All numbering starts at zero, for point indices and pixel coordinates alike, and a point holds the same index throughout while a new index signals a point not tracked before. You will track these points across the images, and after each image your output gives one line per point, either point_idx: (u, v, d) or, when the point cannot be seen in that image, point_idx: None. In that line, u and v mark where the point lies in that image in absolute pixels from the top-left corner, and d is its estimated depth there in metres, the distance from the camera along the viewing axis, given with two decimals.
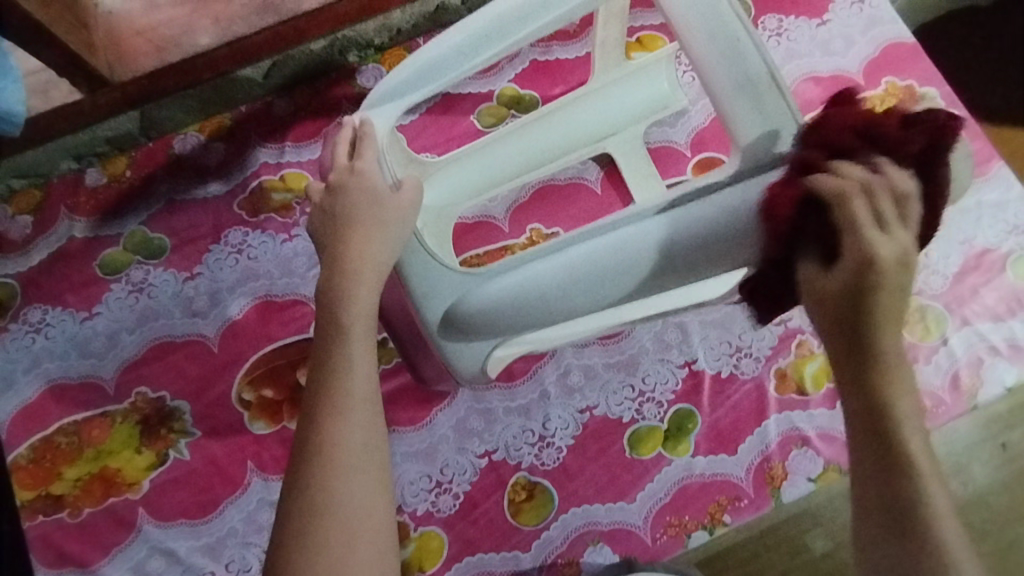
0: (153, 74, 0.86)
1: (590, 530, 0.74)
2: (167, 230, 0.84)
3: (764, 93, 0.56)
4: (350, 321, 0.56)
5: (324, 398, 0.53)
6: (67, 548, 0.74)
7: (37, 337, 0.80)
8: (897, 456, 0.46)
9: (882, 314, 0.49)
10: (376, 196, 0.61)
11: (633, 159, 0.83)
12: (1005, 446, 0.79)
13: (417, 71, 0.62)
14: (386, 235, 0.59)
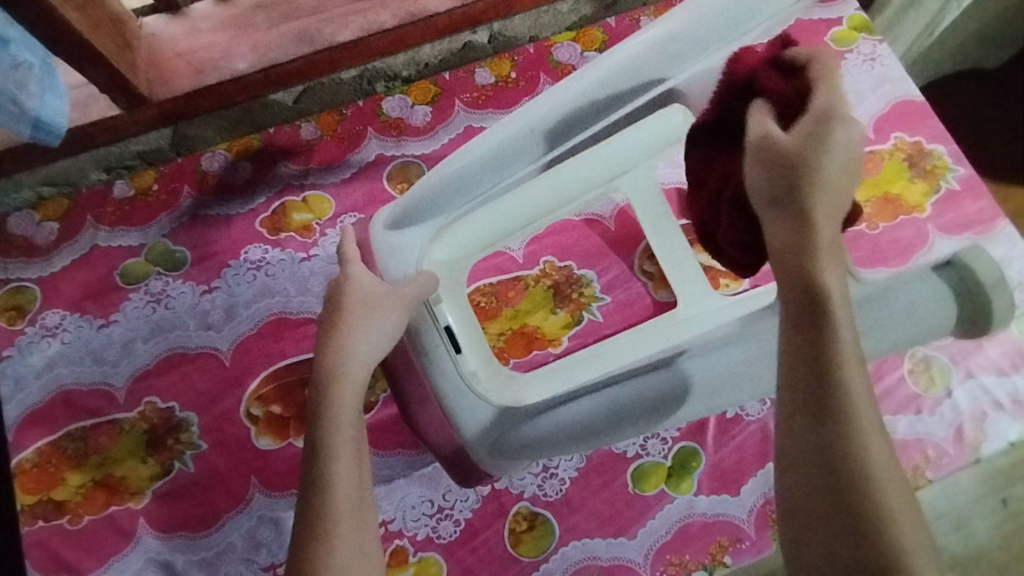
0: (190, 96, 0.84)
1: (590, 565, 0.74)
2: (188, 244, 0.86)
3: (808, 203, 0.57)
4: (334, 421, 0.58)
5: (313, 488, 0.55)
6: (63, 555, 0.74)
7: (54, 341, 0.82)
8: (852, 467, 0.43)
9: (831, 306, 0.48)
10: (365, 294, 0.65)
11: None
12: (1006, 502, 0.80)
13: (450, 184, 0.69)
14: (370, 332, 0.63)
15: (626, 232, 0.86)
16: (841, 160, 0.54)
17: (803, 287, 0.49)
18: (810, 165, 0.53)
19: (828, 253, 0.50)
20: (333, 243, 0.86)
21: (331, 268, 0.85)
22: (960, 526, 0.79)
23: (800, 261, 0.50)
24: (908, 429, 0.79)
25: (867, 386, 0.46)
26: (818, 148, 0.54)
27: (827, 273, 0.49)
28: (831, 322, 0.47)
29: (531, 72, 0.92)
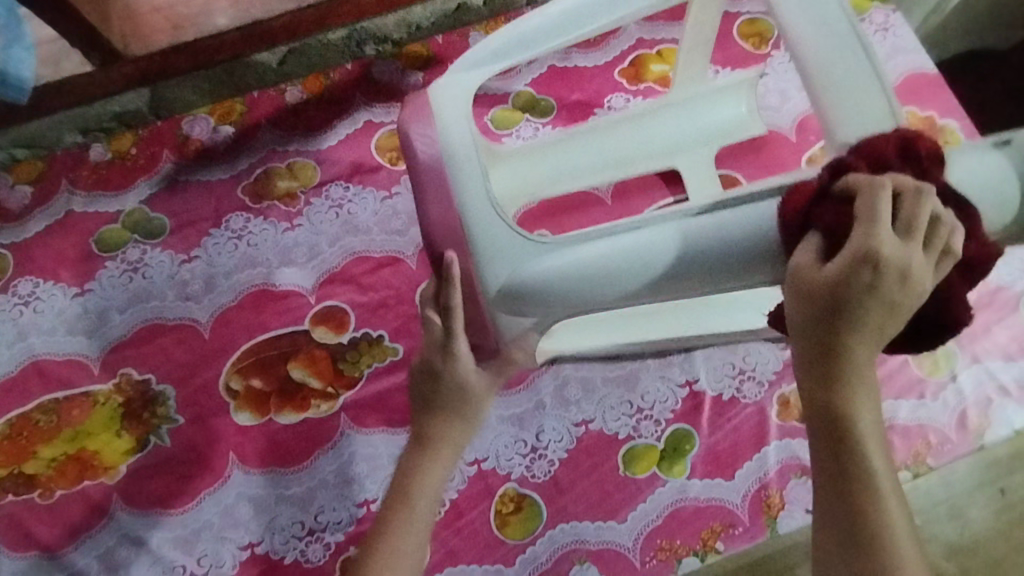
0: (167, 52, 0.87)
1: (577, 548, 0.71)
2: (167, 211, 0.82)
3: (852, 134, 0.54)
4: (416, 501, 0.62)
5: (399, 499, 0.63)
6: (35, 530, 0.71)
7: (26, 310, 0.78)
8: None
9: (856, 442, 0.46)
10: (467, 386, 0.63)
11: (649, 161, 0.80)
12: (1004, 491, 0.77)
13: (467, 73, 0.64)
14: (467, 424, 0.65)
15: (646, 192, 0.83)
16: (880, 317, 0.44)
17: (836, 441, 0.47)
18: (846, 316, 0.44)
19: (863, 384, 0.46)
20: (317, 213, 0.82)
21: (315, 239, 0.81)
22: (955, 515, 0.77)
23: (833, 406, 0.46)
24: (910, 414, 0.76)
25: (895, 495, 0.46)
26: (858, 290, 0.44)
27: (862, 415, 0.46)
28: (860, 456, 0.46)
29: None
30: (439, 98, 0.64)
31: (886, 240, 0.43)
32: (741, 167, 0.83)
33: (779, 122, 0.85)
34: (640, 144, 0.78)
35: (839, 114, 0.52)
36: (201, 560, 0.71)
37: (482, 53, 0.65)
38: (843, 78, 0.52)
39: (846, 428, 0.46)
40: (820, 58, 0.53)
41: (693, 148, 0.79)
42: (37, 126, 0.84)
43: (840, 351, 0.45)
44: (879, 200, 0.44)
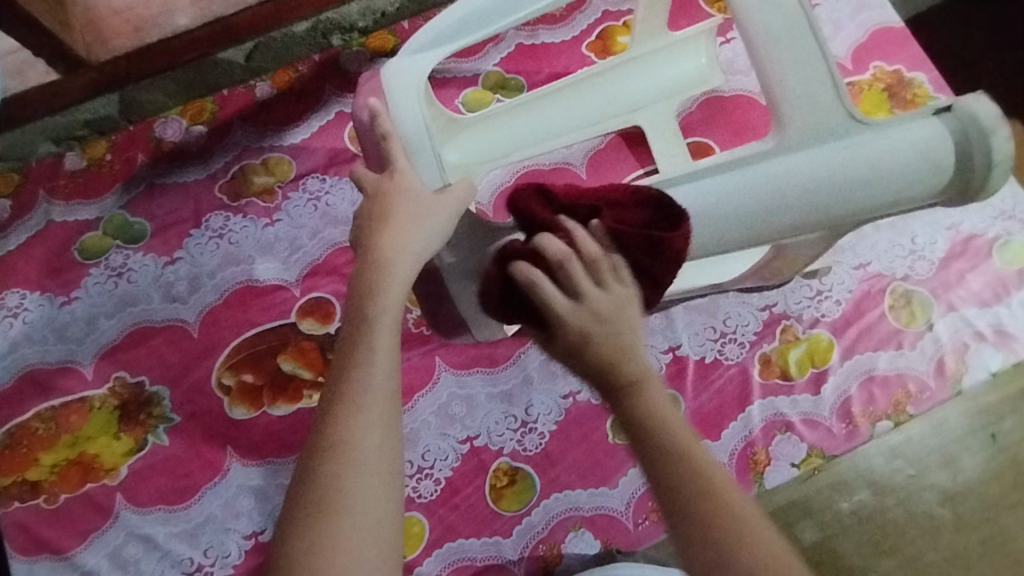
0: (130, 56, 0.87)
1: (572, 516, 0.73)
2: (147, 215, 0.83)
3: (804, 66, 0.58)
4: (376, 317, 0.54)
5: (329, 454, 0.50)
6: (43, 535, 0.73)
7: (15, 322, 0.79)
8: (720, 505, 0.47)
9: (677, 458, 0.48)
10: (415, 194, 0.59)
11: (611, 122, 0.80)
12: (994, 437, 0.78)
13: (431, 39, 0.65)
14: (423, 227, 0.58)
15: (616, 157, 0.84)
16: (632, 329, 0.52)
17: (672, 473, 0.48)
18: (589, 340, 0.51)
19: (659, 399, 0.51)
20: (295, 207, 0.83)
21: (296, 233, 0.82)
22: (949, 462, 0.78)
23: (636, 416, 0.50)
24: (889, 364, 0.78)
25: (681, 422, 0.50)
26: (600, 334, 0.51)
27: (649, 399, 0.51)
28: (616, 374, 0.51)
29: None
30: (396, 73, 0.64)
31: (598, 297, 0.52)
32: (713, 134, 0.84)
33: (748, 86, 0.86)
34: (600, 102, 0.79)
35: (784, 75, 0.58)
36: (208, 552, 0.73)
37: (439, 29, 0.64)
38: (790, 56, 0.58)
39: (667, 437, 0.49)
40: (770, 36, 0.58)
41: (652, 105, 0.81)
42: (9, 139, 0.84)
43: (616, 360, 0.51)
44: (579, 269, 0.53)
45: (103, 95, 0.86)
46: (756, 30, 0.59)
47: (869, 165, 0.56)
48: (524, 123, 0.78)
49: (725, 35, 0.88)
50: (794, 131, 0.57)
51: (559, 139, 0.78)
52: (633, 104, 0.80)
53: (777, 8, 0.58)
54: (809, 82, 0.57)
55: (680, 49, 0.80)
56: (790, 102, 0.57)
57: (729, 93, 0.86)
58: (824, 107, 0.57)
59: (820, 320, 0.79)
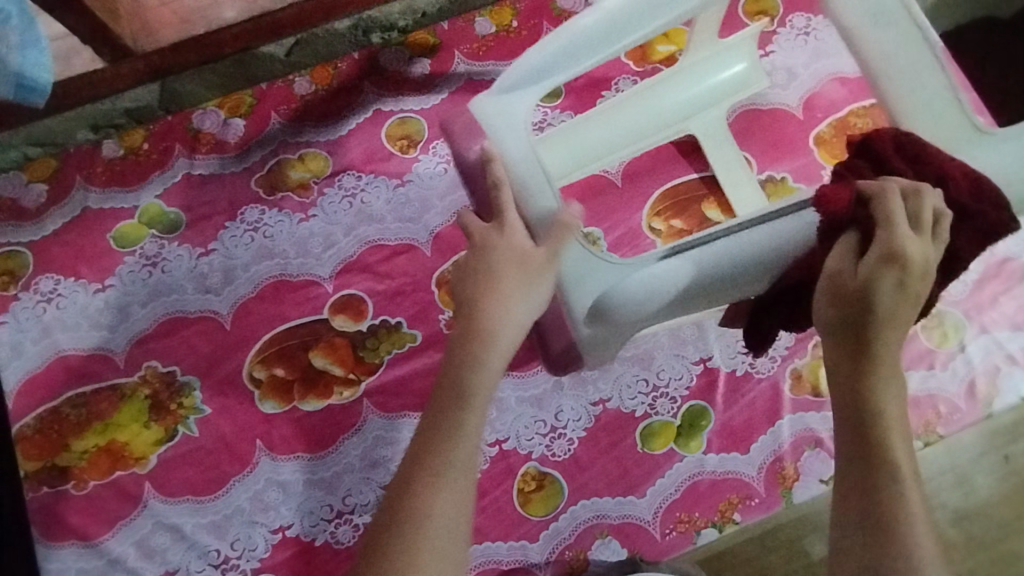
0: (176, 46, 0.87)
1: (599, 523, 0.74)
2: (182, 205, 0.83)
3: (922, 76, 0.62)
4: (474, 393, 0.57)
5: (421, 492, 0.53)
6: (72, 521, 0.73)
7: (49, 307, 0.80)
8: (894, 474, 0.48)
9: (887, 422, 0.50)
10: (522, 257, 0.60)
11: (663, 135, 0.81)
12: (1007, 458, 0.80)
13: (524, 74, 0.65)
14: (529, 299, 0.60)
15: (669, 166, 0.84)
16: (922, 263, 0.52)
17: (857, 408, 0.51)
18: (867, 297, 0.52)
19: (890, 376, 0.51)
20: (331, 203, 0.83)
21: (330, 229, 0.82)
22: (961, 482, 0.80)
23: (853, 385, 0.51)
24: (920, 384, 0.78)
25: (897, 403, 0.51)
26: (884, 287, 0.52)
27: (888, 388, 0.50)
28: (871, 353, 0.51)
29: (533, 20, 0.90)
30: (491, 113, 0.65)
31: (914, 248, 0.52)
32: (750, 147, 0.85)
33: (786, 100, 0.86)
34: (648, 115, 0.80)
35: (901, 91, 0.62)
36: (235, 545, 0.73)
37: (529, 68, 0.65)
38: (903, 71, 0.62)
39: (877, 404, 0.50)
40: (885, 56, 0.63)
41: (702, 114, 0.81)
42: (50, 125, 0.85)
43: (869, 334, 0.51)
44: (892, 208, 0.54)
45: (144, 85, 0.87)
46: (874, 52, 0.63)
47: (996, 169, 0.60)
48: (587, 135, 0.78)
49: (765, 48, 0.88)
50: (922, 139, 0.61)
51: (613, 156, 0.80)
52: (681, 115, 0.81)
53: (890, 26, 0.63)
54: (928, 96, 0.61)
55: (726, 58, 0.80)
56: (912, 118, 0.62)
57: (767, 105, 0.86)
58: (945, 114, 0.61)
59: None
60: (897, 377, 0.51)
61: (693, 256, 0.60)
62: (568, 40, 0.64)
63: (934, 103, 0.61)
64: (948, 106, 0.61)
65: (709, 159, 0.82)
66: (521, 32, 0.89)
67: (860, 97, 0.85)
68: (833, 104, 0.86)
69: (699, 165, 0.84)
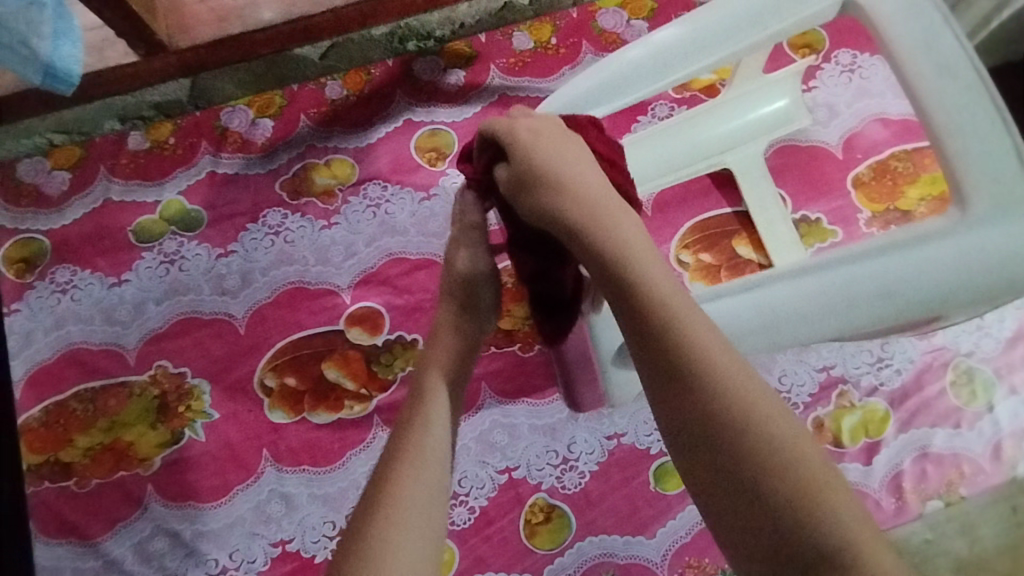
0: (211, 44, 0.84)
1: (605, 562, 0.72)
2: (205, 204, 0.82)
3: (989, 131, 0.55)
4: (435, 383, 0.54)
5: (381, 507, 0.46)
6: (71, 519, 0.72)
7: (63, 298, 0.79)
8: (717, 389, 0.40)
9: (674, 328, 0.43)
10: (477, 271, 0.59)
11: (700, 167, 0.79)
12: (1016, 509, 0.76)
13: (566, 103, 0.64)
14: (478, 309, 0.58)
15: (701, 198, 0.82)
16: (590, 172, 0.52)
17: (644, 325, 0.44)
18: (558, 187, 0.50)
19: (661, 291, 0.44)
20: (354, 212, 0.82)
21: (352, 238, 0.81)
22: (965, 530, 0.75)
23: (642, 306, 0.44)
24: (944, 442, 0.75)
25: (653, 292, 0.44)
26: (570, 174, 0.51)
27: (666, 290, 0.44)
28: (629, 275, 0.45)
29: (572, 38, 0.88)
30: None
31: (580, 171, 0.51)
32: (786, 184, 0.83)
33: (826, 138, 0.84)
34: (688, 147, 0.78)
35: (963, 142, 0.55)
36: (234, 555, 0.72)
37: (571, 98, 0.64)
38: (966, 122, 0.55)
39: (641, 302, 0.44)
40: (951, 107, 0.56)
41: (740, 148, 0.80)
42: (77, 113, 0.85)
43: (620, 261, 0.46)
44: (531, 135, 0.54)
45: (175, 80, 0.86)
46: (933, 97, 0.56)
47: None
48: (629, 162, 0.77)
49: (807, 83, 0.86)
50: (978, 206, 0.55)
51: (643, 186, 0.77)
52: (720, 148, 0.79)
53: (952, 73, 0.56)
54: (991, 153, 0.55)
55: (767, 92, 0.79)
56: (971, 177, 0.55)
57: (806, 143, 0.84)
58: (1008, 177, 0.55)
59: (878, 388, 0.77)
60: (643, 288, 0.45)
61: (742, 303, 0.57)
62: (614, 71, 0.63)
63: (1002, 155, 0.55)
64: (1011, 161, 0.55)
65: (744, 193, 0.80)
66: (560, 49, 0.88)
67: (902, 139, 0.83)
68: (874, 145, 0.83)
69: (733, 199, 0.82)
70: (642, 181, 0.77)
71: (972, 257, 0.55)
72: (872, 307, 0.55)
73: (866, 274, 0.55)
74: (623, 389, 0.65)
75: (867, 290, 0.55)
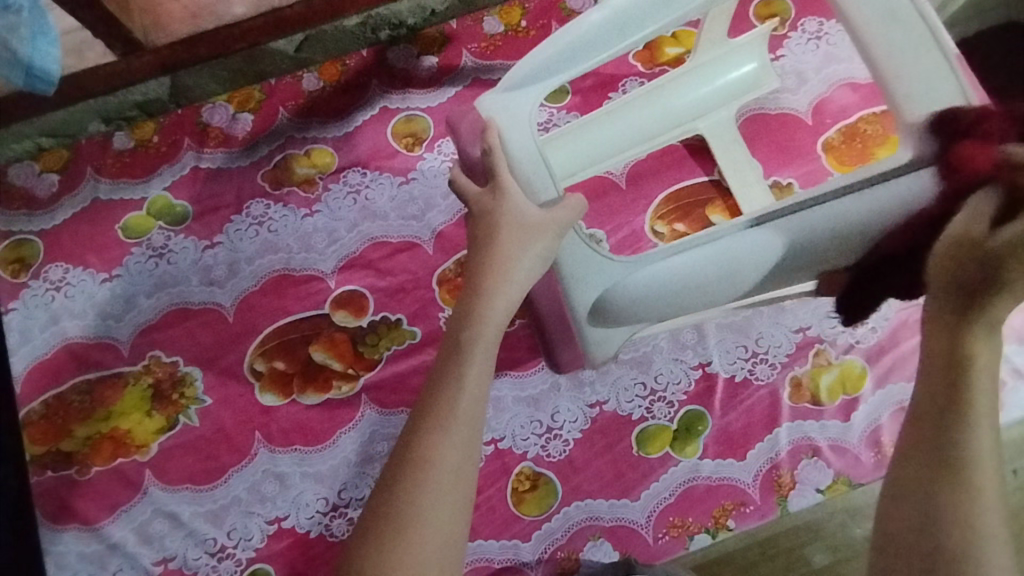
0: (186, 41, 0.87)
1: (591, 525, 0.74)
2: (190, 198, 0.84)
3: (935, 72, 0.58)
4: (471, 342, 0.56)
5: (409, 463, 0.52)
6: (74, 506, 0.75)
7: (58, 295, 0.81)
8: (956, 475, 0.43)
9: (971, 419, 0.44)
10: (519, 216, 0.61)
11: (673, 135, 0.81)
12: (1016, 472, 0.78)
13: (530, 71, 0.65)
14: (514, 263, 0.60)
15: (674, 169, 0.84)
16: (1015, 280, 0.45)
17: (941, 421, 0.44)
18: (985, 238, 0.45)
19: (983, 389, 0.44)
20: (335, 199, 0.84)
21: (334, 224, 0.83)
22: None
23: (958, 436, 0.43)
24: None
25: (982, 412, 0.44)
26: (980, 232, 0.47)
27: (981, 408, 0.44)
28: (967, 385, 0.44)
29: (541, 20, 0.89)
30: (495, 112, 0.65)
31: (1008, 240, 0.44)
32: (759, 152, 0.84)
33: (795, 105, 0.85)
34: (660, 116, 0.79)
35: (907, 88, 0.58)
36: (231, 534, 0.74)
37: (531, 68, 0.65)
38: (909, 65, 0.58)
39: (948, 399, 0.45)
40: (892, 50, 0.59)
41: (712, 113, 0.81)
42: (63, 116, 0.87)
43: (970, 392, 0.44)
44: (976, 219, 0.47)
45: (153, 79, 0.88)
46: (876, 42, 0.60)
47: None
48: (601, 135, 0.78)
49: (775, 52, 0.88)
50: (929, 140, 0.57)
51: (620, 156, 0.79)
52: (692, 115, 0.81)
53: (894, 21, 0.59)
54: (934, 92, 0.58)
55: (736, 56, 0.79)
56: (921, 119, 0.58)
57: (775, 111, 0.85)
58: (952, 110, 0.57)
59: (854, 347, 0.78)
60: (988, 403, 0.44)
61: (706, 250, 0.61)
62: (570, 38, 0.64)
63: (947, 98, 0.57)
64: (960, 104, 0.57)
65: (719, 158, 0.82)
66: (530, 31, 0.89)
67: (871, 103, 0.84)
68: (843, 110, 0.85)
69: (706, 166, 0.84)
70: (616, 151, 0.79)
71: (930, 195, 0.56)
72: (822, 246, 0.60)
73: (818, 218, 0.59)
74: (602, 346, 0.69)
75: (818, 234, 0.59)
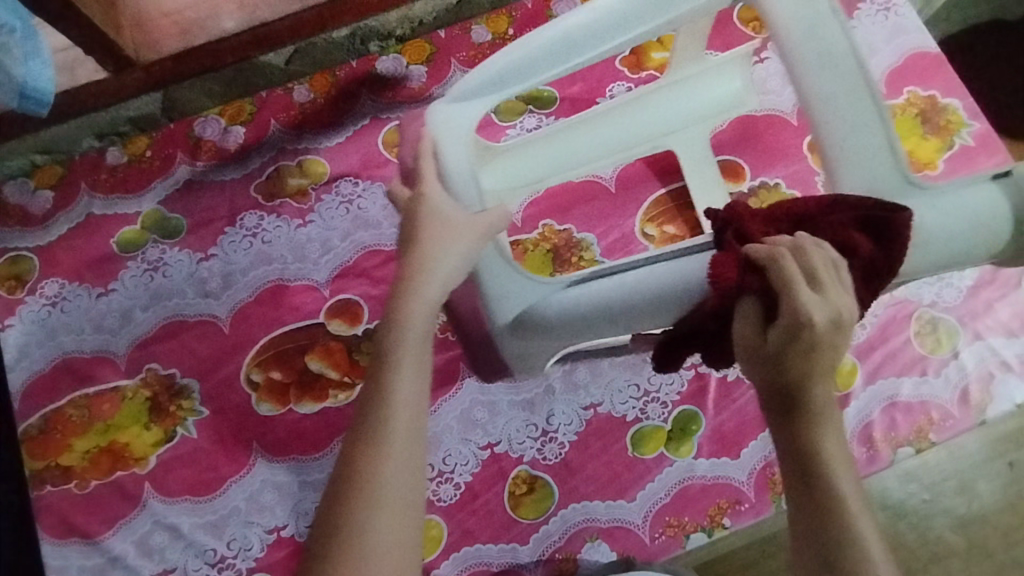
0: (177, 56, 0.89)
1: (589, 526, 0.74)
2: (184, 211, 0.85)
3: (868, 115, 0.56)
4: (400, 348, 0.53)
5: (354, 490, 0.48)
6: (74, 520, 0.75)
7: (54, 310, 0.82)
8: (825, 486, 0.45)
9: (809, 420, 0.46)
10: (445, 220, 0.60)
11: (637, 150, 0.81)
12: (1012, 464, 0.80)
13: (483, 81, 0.66)
14: (443, 263, 0.58)
15: (663, 172, 0.85)
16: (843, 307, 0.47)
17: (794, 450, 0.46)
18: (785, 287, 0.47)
19: (828, 423, 0.47)
20: (328, 209, 0.84)
21: (327, 234, 0.84)
22: (964, 489, 0.79)
23: (800, 449, 0.46)
24: (910, 390, 0.78)
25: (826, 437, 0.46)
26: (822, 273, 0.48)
27: (827, 438, 0.46)
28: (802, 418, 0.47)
29: (529, 28, 0.91)
30: (441, 124, 0.67)
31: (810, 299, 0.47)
32: (746, 154, 0.85)
33: (780, 106, 0.86)
34: (626, 132, 0.81)
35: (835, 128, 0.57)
36: (231, 543, 0.74)
37: (483, 79, 0.66)
38: (845, 103, 0.57)
39: (794, 432, 0.47)
40: (826, 91, 0.57)
41: (686, 129, 0.81)
42: (58, 133, 0.88)
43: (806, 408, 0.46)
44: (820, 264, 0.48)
45: (147, 95, 0.90)
46: (810, 80, 0.58)
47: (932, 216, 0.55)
48: (555, 151, 0.80)
49: (760, 54, 0.89)
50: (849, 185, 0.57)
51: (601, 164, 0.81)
52: (659, 131, 0.81)
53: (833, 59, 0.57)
54: (862, 136, 0.57)
55: (714, 73, 0.80)
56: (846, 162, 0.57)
57: (761, 113, 0.86)
58: (877, 161, 0.56)
59: None
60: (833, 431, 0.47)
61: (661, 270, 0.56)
62: (529, 51, 0.65)
63: (872, 141, 0.56)
64: (886, 155, 0.56)
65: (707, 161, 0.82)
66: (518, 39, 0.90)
67: None
68: None
69: None
70: (562, 170, 0.80)
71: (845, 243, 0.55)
72: None
73: None
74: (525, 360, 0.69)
75: None
